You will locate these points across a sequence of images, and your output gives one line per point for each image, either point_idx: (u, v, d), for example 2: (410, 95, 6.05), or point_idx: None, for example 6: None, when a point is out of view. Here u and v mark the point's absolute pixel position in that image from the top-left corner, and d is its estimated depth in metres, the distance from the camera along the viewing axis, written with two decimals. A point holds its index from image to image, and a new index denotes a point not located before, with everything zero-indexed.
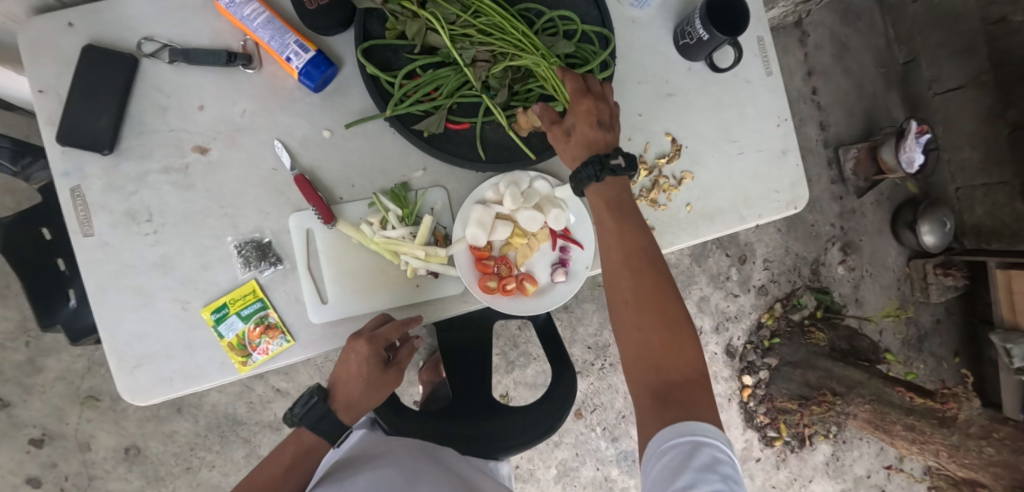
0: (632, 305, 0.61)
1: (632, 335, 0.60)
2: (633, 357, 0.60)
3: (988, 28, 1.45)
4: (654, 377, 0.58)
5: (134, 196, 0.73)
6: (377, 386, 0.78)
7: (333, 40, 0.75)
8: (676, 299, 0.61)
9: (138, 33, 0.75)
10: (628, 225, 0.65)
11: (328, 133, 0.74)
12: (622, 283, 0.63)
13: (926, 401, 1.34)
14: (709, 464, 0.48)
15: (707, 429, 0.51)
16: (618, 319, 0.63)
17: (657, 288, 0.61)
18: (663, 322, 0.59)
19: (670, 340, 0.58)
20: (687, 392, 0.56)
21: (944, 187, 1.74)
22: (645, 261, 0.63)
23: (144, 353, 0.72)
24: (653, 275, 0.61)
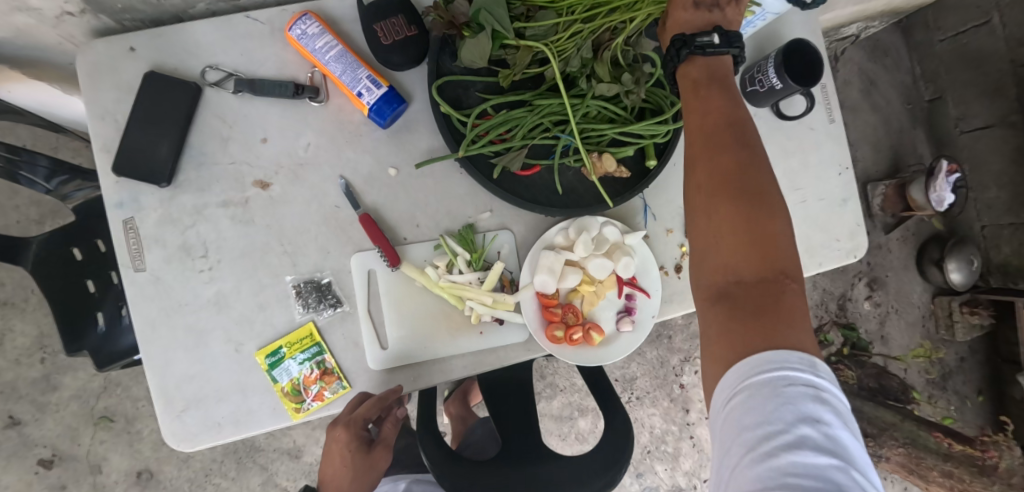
0: (706, 196, 0.51)
1: (704, 227, 0.51)
2: (704, 254, 0.51)
3: (1018, 69, 1.38)
4: (726, 277, 0.49)
5: (190, 231, 0.69)
6: (363, 472, 0.78)
7: (403, 76, 0.73)
8: (766, 188, 0.50)
9: (202, 59, 0.70)
10: (712, 102, 0.54)
11: (394, 171, 0.72)
12: (695, 169, 0.53)
13: (964, 447, 1.28)
14: (771, 412, 0.40)
15: (781, 355, 0.42)
16: (691, 209, 0.53)
17: (747, 182, 0.49)
18: (751, 220, 0.48)
19: (756, 234, 0.48)
20: (766, 303, 0.46)
21: (969, 225, 1.60)
22: (728, 142, 0.51)
23: (193, 396, 0.69)
24: (739, 158, 0.50)
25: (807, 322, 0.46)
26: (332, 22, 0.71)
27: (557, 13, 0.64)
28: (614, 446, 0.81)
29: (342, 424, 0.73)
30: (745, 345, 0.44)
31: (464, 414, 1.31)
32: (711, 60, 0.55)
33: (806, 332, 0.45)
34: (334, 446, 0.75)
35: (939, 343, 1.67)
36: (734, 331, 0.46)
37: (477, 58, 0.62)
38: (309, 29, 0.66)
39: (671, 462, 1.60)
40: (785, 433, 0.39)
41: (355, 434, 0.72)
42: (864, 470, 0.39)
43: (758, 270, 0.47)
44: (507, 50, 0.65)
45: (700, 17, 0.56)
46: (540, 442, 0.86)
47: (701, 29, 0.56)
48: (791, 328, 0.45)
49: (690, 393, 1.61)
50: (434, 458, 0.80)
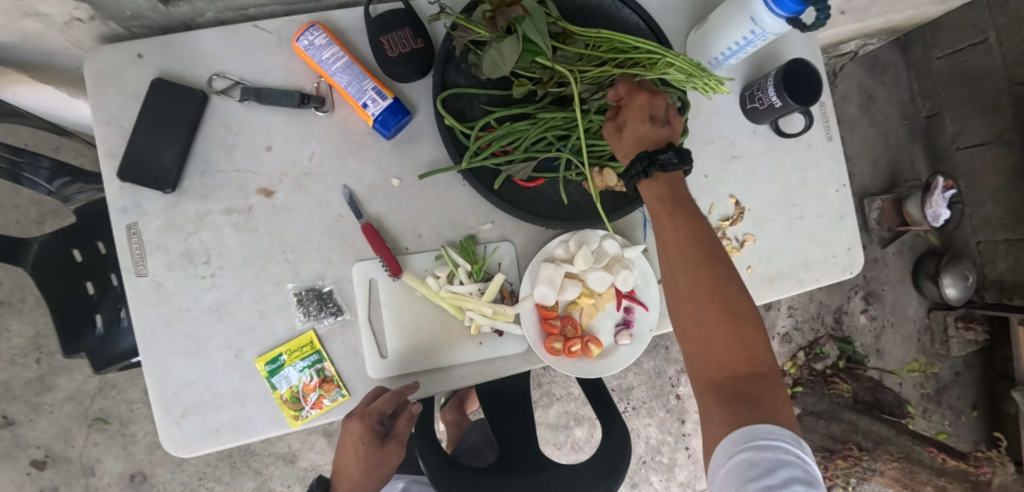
0: (692, 303, 0.55)
1: (693, 331, 0.55)
2: (695, 356, 0.55)
3: (1014, 88, 1.38)
4: (721, 376, 0.52)
5: (193, 237, 0.69)
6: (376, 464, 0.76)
7: (408, 87, 0.74)
8: (740, 290, 0.55)
9: (209, 67, 0.70)
10: (687, 214, 0.58)
11: (397, 182, 0.73)
12: (677, 278, 0.56)
13: (958, 463, 1.27)
14: (771, 471, 0.44)
15: (776, 430, 0.47)
16: (675, 314, 0.57)
17: (725, 285, 0.54)
18: (733, 320, 0.53)
19: (739, 336, 0.53)
20: (761, 393, 0.51)
21: (965, 240, 1.61)
22: (702, 253, 0.56)
23: (192, 403, 0.69)
24: (715, 267, 0.55)
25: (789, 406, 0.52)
26: (339, 33, 0.72)
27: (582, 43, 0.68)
28: (612, 455, 0.81)
29: (355, 417, 0.70)
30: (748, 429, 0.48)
31: (460, 420, 1.31)
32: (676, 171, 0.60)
33: (789, 415, 0.51)
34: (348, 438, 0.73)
35: (934, 357, 1.68)
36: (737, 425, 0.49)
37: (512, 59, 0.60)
38: (316, 40, 0.67)
39: (666, 473, 1.60)
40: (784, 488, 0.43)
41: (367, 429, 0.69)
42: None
43: (746, 366, 0.52)
44: (534, 67, 0.67)
45: (656, 131, 0.61)
46: (537, 450, 0.86)
47: (658, 143, 0.61)
48: (781, 414, 0.50)
49: (686, 404, 1.62)
50: (433, 463, 0.79)
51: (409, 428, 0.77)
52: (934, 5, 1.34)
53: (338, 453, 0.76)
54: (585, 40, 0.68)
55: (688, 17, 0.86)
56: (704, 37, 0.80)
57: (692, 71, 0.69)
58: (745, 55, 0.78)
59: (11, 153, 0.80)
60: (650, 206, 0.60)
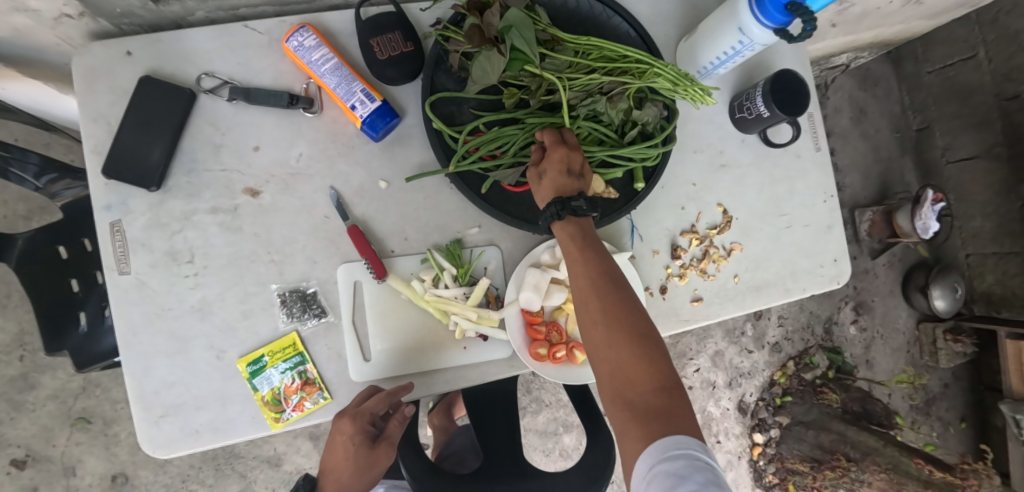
0: (599, 327, 0.55)
1: (603, 353, 0.54)
2: (607, 379, 0.54)
3: (1002, 104, 1.39)
4: (632, 393, 0.51)
5: (178, 236, 0.69)
6: (366, 462, 0.77)
7: (398, 90, 0.74)
8: (645, 313, 0.56)
9: (198, 66, 0.70)
10: (597, 246, 0.60)
11: (385, 184, 0.72)
12: (587, 304, 0.57)
13: (945, 475, 1.27)
14: (685, 474, 0.43)
15: (686, 439, 0.46)
16: (588, 342, 0.56)
17: (632, 309, 0.55)
18: (641, 339, 0.53)
19: (645, 354, 0.52)
20: (674, 408, 0.50)
21: (954, 253, 1.63)
22: (610, 281, 0.57)
23: (173, 403, 0.68)
24: (621, 293, 0.56)
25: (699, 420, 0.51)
26: (330, 35, 0.72)
27: (571, 51, 0.68)
28: (595, 465, 0.81)
29: (347, 416, 0.68)
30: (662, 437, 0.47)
31: (447, 424, 1.30)
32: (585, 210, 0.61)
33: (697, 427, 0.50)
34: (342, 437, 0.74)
35: (922, 369, 1.69)
36: (651, 437, 0.48)
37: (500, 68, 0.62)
38: (306, 42, 0.67)
39: None
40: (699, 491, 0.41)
41: (358, 431, 0.67)
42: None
43: (655, 380, 0.51)
44: (523, 74, 0.67)
45: (571, 182, 0.62)
46: (521, 456, 0.86)
47: (570, 192, 0.62)
48: (689, 425, 0.49)
49: None
50: (415, 468, 0.78)
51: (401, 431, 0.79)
52: (925, 21, 1.36)
53: (327, 449, 0.77)
54: (574, 48, 0.69)
55: (679, 27, 0.87)
56: (693, 47, 0.81)
57: (679, 80, 0.70)
58: (733, 65, 0.79)
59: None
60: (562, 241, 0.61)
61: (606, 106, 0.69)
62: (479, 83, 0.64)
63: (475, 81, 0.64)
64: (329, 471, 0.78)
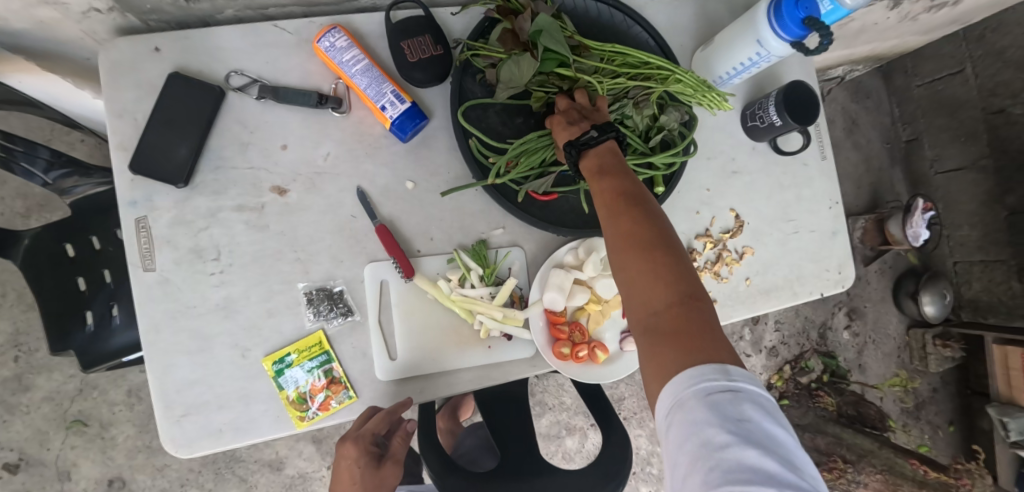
0: (613, 250, 0.54)
1: (620, 278, 0.53)
2: (625, 305, 0.53)
3: (988, 117, 1.44)
4: (644, 314, 0.50)
5: (203, 233, 0.69)
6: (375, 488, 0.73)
7: (425, 93, 0.75)
8: (665, 231, 0.53)
9: (227, 64, 0.70)
10: (611, 170, 0.58)
11: (411, 185, 0.73)
12: (606, 229, 0.56)
13: (939, 475, 1.31)
14: (699, 420, 0.41)
15: (697, 367, 0.44)
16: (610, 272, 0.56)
17: (646, 229, 0.53)
18: (655, 259, 0.51)
19: (659, 272, 0.50)
20: (688, 327, 0.47)
21: (942, 260, 1.68)
22: (624, 203, 0.55)
23: (194, 402, 0.68)
24: (634, 214, 0.54)
25: (727, 339, 0.47)
26: (358, 36, 0.73)
27: (598, 58, 0.70)
28: (612, 460, 0.82)
29: (351, 438, 0.72)
30: (669, 363, 0.46)
31: (453, 427, 1.30)
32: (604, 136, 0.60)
33: (724, 348, 0.46)
34: (345, 459, 0.72)
35: (913, 373, 1.73)
36: (659, 360, 0.47)
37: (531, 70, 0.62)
38: (337, 42, 0.68)
39: (655, 484, 1.67)
40: (721, 435, 0.40)
41: (365, 450, 0.71)
42: (804, 462, 0.41)
43: (668, 302, 0.49)
44: (551, 78, 0.68)
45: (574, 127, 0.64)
46: (538, 454, 0.87)
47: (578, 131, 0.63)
48: (709, 345, 0.46)
49: None
50: (436, 466, 0.79)
51: (406, 447, 0.78)
52: (917, 37, 1.41)
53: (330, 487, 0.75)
54: (600, 55, 0.70)
55: (692, 36, 0.89)
56: (710, 56, 0.83)
57: (698, 88, 0.73)
58: (748, 75, 0.82)
59: (5, 139, 0.78)
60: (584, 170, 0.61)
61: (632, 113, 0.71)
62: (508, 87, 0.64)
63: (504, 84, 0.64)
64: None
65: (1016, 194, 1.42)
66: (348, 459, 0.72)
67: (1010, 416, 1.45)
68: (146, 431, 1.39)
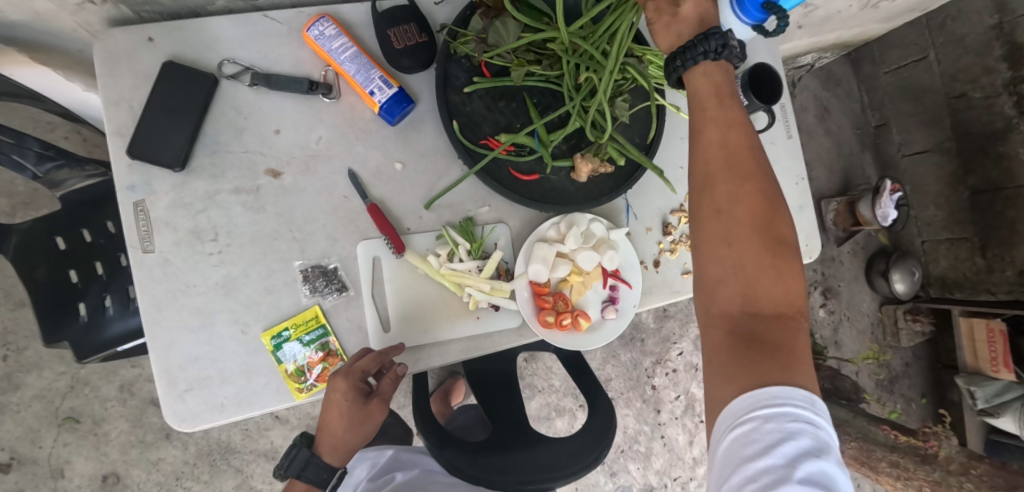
0: (729, 223, 0.52)
1: (721, 249, 0.52)
2: (715, 282, 0.53)
3: (951, 102, 1.51)
4: (740, 306, 0.51)
5: (201, 215, 0.71)
6: (363, 422, 0.74)
7: (411, 78, 0.78)
8: (784, 223, 0.52)
9: (220, 53, 0.73)
10: (736, 121, 0.54)
11: (400, 166, 0.76)
12: (713, 189, 0.53)
13: (909, 439, 1.40)
14: (773, 447, 0.43)
15: (787, 391, 0.46)
16: (705, 234, 0.54)
17: (770, 210, 0.52)
18: (772, 250, 0.51)
19: (772, 270, 0.51)
20: (780, 336, 0.50)
21: (910, 240, 1.74)
22: (752, 169, 0.53)
23: (197, 377, 0.71)
24: (761, 185, 0.52)
25: (809, 357, 0.51)
26: (347, 25, 0.75)
27: None
28: (597, 429, 0.86)
29: (343, 375, 0.70)
30: (761, 374, 0.47)
31: (446, 409, 1.36)
32: (728, 76, 0.56)
33: (809, 370, 0.49)
34: (335, 392, 0.70)
35: (886, 347, 1.80)
36: (748, 365, 0.48)
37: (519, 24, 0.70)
38: (326, 31, 0.71)
39: (643, 461, 1.73)
40: (792, 471, 0.43)
41: (353, 389, 0.70)
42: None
43: (771, 305, 0.51)
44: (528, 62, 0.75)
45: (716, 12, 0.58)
46: (528, 426, 0.91)
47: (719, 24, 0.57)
48: (798, 359, 0.49)
49: (661, 395, 1.75)
50: (432, 440, 0.82)
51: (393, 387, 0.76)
52: (880, 24, 1.48)
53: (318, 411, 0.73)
54: None
55: None
56: None
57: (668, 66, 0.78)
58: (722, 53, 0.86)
59: None
60: (699, 104, 0.57)
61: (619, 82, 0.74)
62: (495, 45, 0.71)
63: (492, 41, 0.70)
64: (324, 430, 0.74)
65: (977, 175, 1.50)
66: (338, 393, 0.70)
67: (977, 385, 1.52)
68: (140, 426, 1.40)
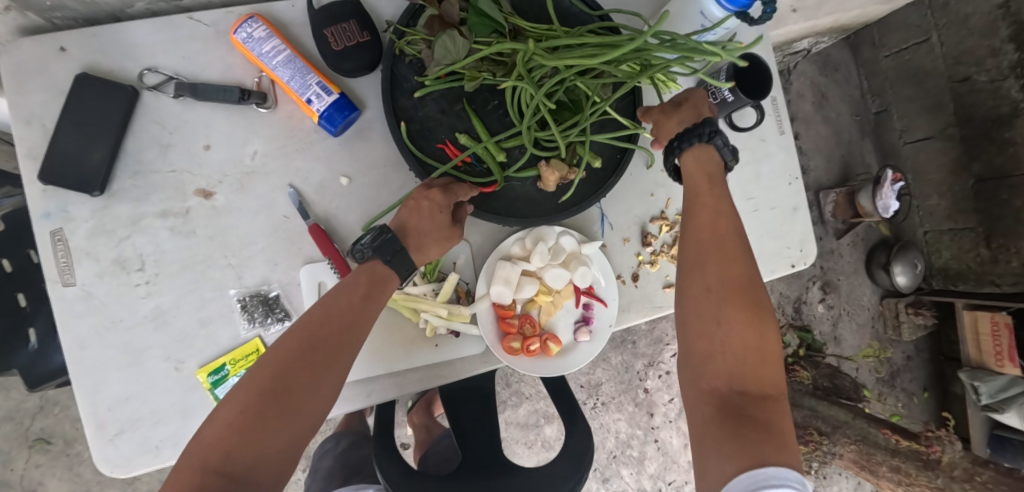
0: (717, 302, 0.55)
1: (710, 326, 0.55)
2: (704, 358, 0.55)
3: (953, 86, 1.37)
4: (730, 382, 0.53)
5: (125, 243, 0.65)
6: (443, 244, 0.65)
7: (355, 83, 0.71)
8: (764, 306, 0.56)
9: (140, 62, 0.65)
10: (722, 212, 0.60)
11: (346, 180, 0.69)
12: (702, 270, 0.57)
13: (911, 443, 1.30)
14: None
15: (781, 471, 0.45)
16: (697, 312, 0.56)
17: (752, 292, 0.56)
18: (755, 328, 0.54)
19: (754, 348, 0.54)
20: (766, 415, 0.51)
21: (913, 230, 1.60)
22: (737, 253, 0.58)
23: (128, 419, 0.65)
24: (745, 270, 0.57)
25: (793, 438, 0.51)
26: (281, 25, 0.68)
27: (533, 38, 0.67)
28: (573, 458, 0.80)
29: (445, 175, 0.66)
30: (756, 454, 0.47)
31: (428, 422, 1.29)
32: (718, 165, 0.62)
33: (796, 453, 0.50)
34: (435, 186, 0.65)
35: (887, 343, 1.67)
36: (742, 442, 0.48)
37: (464, 44, 0.62)
38: (256, 33, 0.63)
39: (636, 466, 1.68)
40: None
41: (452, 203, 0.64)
42: None
43: (756, 382, 0.53)
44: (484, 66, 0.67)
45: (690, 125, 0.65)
46: (501, 453, 0.85)
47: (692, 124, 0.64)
48: (786, 438, 0.50)
49: (654, 398, 1.69)
50: (394, 475, 0.76)
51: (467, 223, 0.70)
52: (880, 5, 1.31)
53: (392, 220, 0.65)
54: (535, 36, 0.67)
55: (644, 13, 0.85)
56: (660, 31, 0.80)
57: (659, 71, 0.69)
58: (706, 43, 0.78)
59: None
60: (692, 187, 0.62)
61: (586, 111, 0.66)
62: (439, 66, 0.63)
63: (435, 61, 0.63)
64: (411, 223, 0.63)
65: (982, 162, 1.36)
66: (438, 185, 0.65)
67: (980, 381, 1.38)
68: None
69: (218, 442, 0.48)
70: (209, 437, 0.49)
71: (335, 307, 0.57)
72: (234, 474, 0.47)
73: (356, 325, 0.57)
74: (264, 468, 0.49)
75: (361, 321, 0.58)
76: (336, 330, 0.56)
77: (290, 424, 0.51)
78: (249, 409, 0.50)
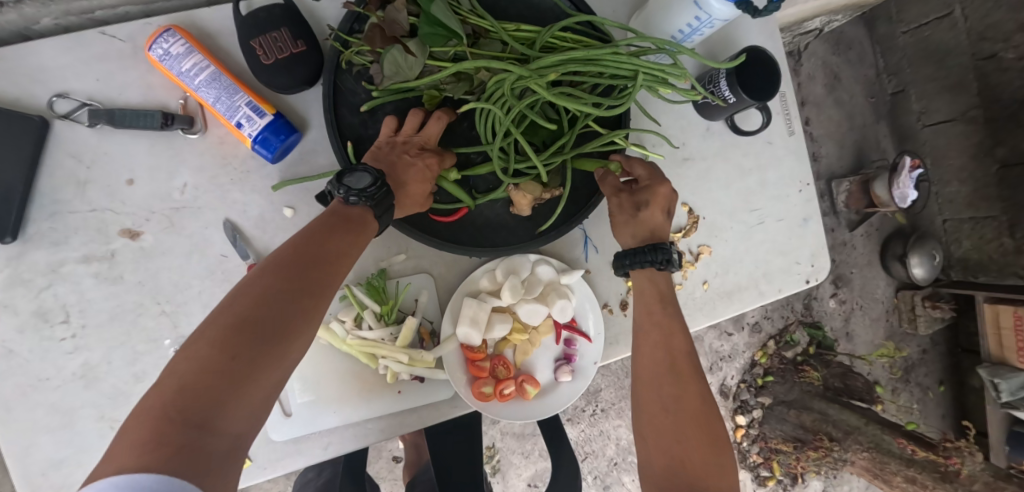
0: (675, 419, 0.52)
1: (667, 442, 0.52)
2: (664, 475, 0.51)
3: (978, 64, 1.20)
4: None
5: (45, 293, 0.58)
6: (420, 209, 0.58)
7: (295, 99, 0.62)
8: (720, 425, 0.53)
9: (45, 86, 0.57)
10: (673, 322, 0.58)
11: (290, 211, 0.62)
12: (657, 386, 0.55)
13: (927, 453, 1.08)
14: None
15: None
16: (654, 429, 0.53)
17: (705, 405, 0.53)
18: (709, 445, 0.51)
19: (715, 466, 0.50)
20: None
21: (930, 219, 1.40)
22: (690, 366, 0.56)
23: (65, 484, 0.58)
24: (697, 383, 0.54)
25: None
26: (208, 36, 0.60)
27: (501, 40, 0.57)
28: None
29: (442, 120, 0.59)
30: None
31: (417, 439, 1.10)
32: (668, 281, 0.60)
33: None
34: (429, 130, 0.58)
35: (901, 340, 1.47)
36: None
37: (419, 60, 0.52)
38: (173, 49, 0.55)
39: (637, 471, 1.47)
40: None
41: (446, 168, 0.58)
42: None
43: None
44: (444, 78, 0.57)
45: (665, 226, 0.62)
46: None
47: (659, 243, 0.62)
48: None
49: None
50: None
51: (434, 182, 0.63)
52: None
53: (366, 157, 0.55)
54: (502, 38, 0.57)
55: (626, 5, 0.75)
56: (645, 23, 0.70)
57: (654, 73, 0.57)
58: (704, 35, 0.67)
59: None
60: (642, 304, 0.60)
61: (569, 130, 0.59)
62: (392, 83, 0.54)
63: (386, 79, 0.54)
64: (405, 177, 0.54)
65: (1009, 146, 1.18)
66: (434, 133, 0.58)
67: (1001, 377, 1.20)
68: None
69: (184, 392, 0.34)
70: (169, 387, 0.34)
71: (325, 240, 0.45)
72: (208, 432, 0.34)
73: (349, 264, 0.47)
74: (239, 430, 0.36)
75: (346, 260, 0.47)
76: (331, 264, 0.45)
77: (276, 376, 0.38)
78: (229, 350, 0.36)
